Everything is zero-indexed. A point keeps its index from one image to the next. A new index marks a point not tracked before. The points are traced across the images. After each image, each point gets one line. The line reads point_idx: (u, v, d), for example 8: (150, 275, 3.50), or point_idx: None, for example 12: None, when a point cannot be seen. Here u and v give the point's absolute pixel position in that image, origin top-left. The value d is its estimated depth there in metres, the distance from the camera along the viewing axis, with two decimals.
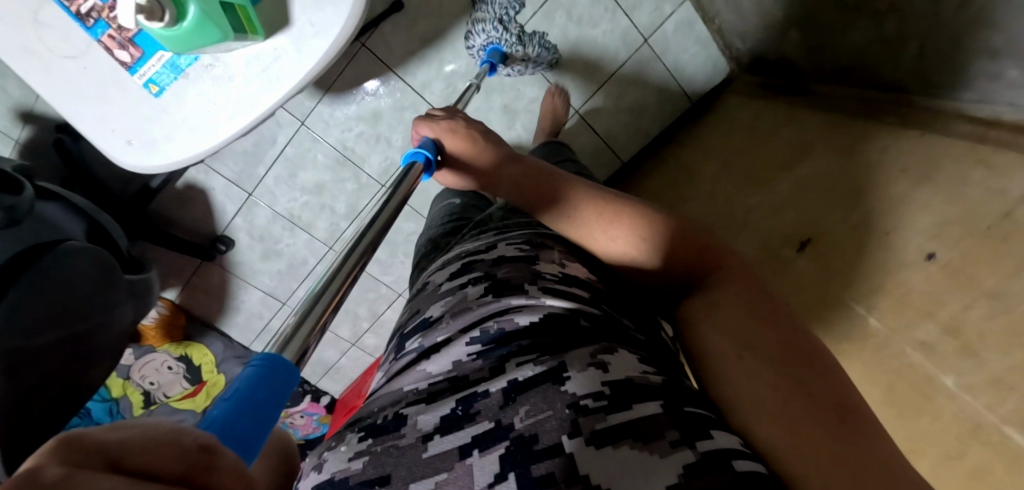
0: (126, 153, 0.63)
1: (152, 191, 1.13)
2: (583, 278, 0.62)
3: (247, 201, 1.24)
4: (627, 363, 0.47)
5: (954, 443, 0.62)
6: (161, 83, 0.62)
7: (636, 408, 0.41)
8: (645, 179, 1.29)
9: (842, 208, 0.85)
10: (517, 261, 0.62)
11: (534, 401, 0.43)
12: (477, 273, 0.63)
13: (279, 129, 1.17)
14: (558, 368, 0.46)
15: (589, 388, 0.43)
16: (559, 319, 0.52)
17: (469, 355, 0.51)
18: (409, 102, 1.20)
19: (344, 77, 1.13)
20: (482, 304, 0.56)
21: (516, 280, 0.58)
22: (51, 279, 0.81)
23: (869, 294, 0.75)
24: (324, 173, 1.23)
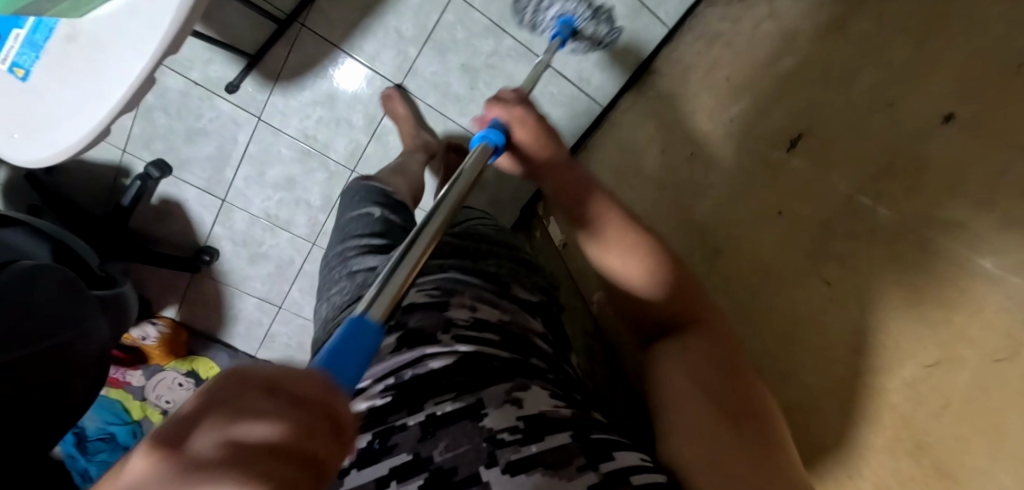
0: (17, 147, 0.63)
1: (125, 209, 1.13)
2: (493, 320, 0.55)
3: (222, 208, 1.22)
4: (543, 396, 0.45)
5: (1004, 343, 0.44)
6: (25, 66, 0.60)
7: (549, 439, 0.40)
8: (623, 113, 1.15)
9: (836, 87, 0.67)
10: (427, 307, 0.54)
11: (449, 436, 0.40)
12: (393, 326, 0.53)
13: (239, 128, 1.15)
14: (474, 404, 0.43)
15: (504, 422, 0.41)
16: (473, 360, 0.48)
17: (385, 398, 0.45)
18: (361, 76, 1.13)
19: (290, 64, 1.10)
20: (392, 354, 0.50)
21: (427, 327, 0.52)
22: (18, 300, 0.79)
23: (877, 178, 0.58)
24: (292, 166, 1.19)
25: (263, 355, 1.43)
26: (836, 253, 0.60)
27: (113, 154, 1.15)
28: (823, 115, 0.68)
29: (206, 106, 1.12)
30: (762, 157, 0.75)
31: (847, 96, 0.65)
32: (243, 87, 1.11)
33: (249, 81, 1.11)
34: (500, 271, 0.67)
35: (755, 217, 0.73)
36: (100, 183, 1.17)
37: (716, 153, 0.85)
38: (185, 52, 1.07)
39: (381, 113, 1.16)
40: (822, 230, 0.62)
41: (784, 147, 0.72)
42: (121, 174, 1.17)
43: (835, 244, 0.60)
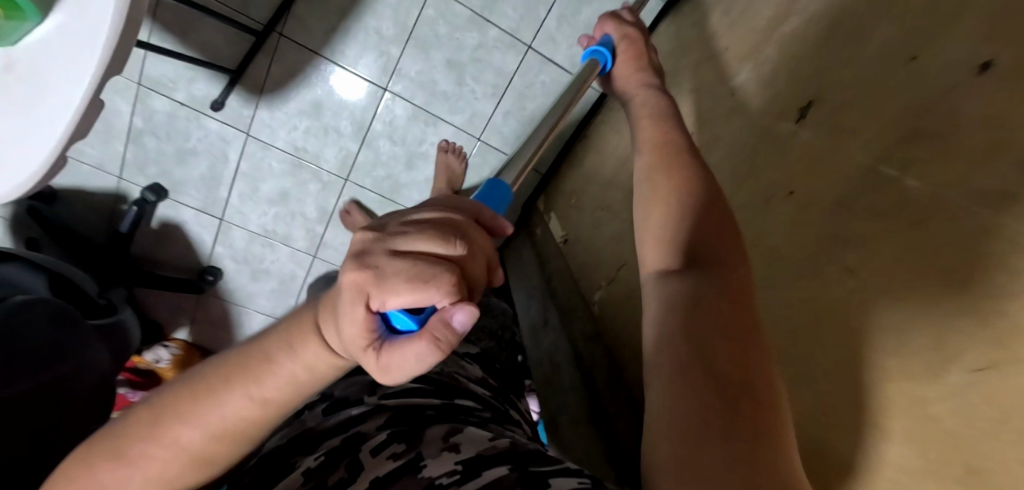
0: None
1: (124, 236, 1.13)
2: (423, 380, 0.61)
3: (220, 226, 1.20)
4: (478, 438, 0.50)
5: None
6: None
7: (487, 473, 0.43)
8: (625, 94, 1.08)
9: (851, 43, 0.57)
10: (350, 390, 0.60)
11: (391, 485, 0.43)
12: (310, 415, 0.57)
13: (228, 145, 1.13)
14: (414, 459, 0.46)
15: (442, 467, 0.44)
16: (401, 415, 0.53)
17: (316, 459, 0.47)
18: (346, 82, 1.08)
19: (273, 75, 1.07)
20: (327, 424, 0.54)
21: (357, 398, 0.58)
22: (19, 335, 0.78)
23: (904, 140, 0.47)
24: (284, 180, 1.17)
25: None
26: (859, 234, 0.49)
27: (110, 181, 1.15)
28: (837, 77, 0.58)
29: (194, 125, 1.10)
30: (769, 130, 0.66)
31: (863, 52, 0.55)
32: (229, 103, 1.09)
33: (234, 97, 1.08)
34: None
35: (763, 201, 0.63)
36: (99, 211, 1.18)
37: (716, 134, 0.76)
38: (168, 73, 1.06)
39: (370, 118, 1.12)
40: (841, 209, 0.51)
41: (793, 116, 0.62)
42: (120, 201, 1.17)
43: (852, 224, 0.50)
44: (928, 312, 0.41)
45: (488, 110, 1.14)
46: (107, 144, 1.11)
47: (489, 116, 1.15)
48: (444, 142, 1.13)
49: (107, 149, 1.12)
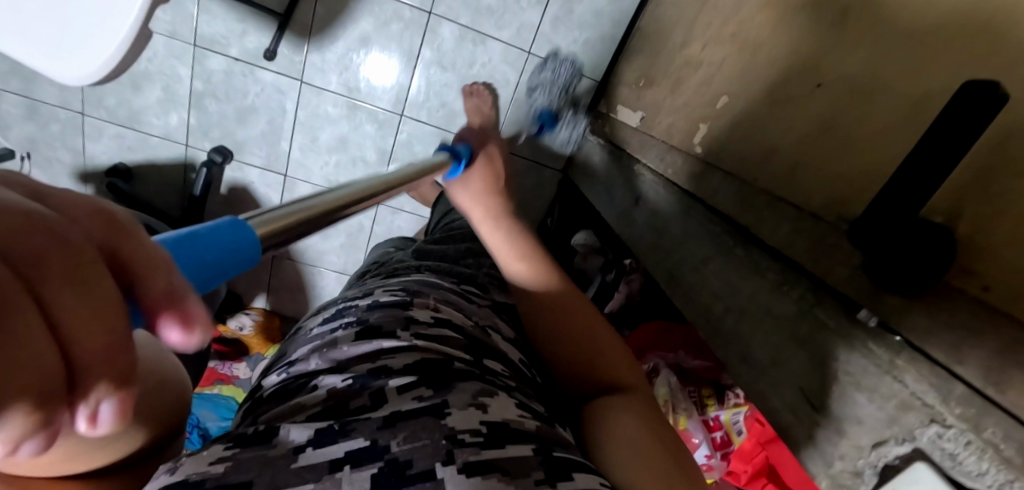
0: (63, 61, 0.56)
1: (198, 199, 1.15)
2: (457, 321, 0.55)
3: (286, 183, 1.22)
4: (510, 407, 0.43)
5: None
6: None
7: (509, 447, 0.39)
8: None
9: None
10: (391, 306, 0.54)
11: (411, 428, 0.38)
12: (349, 319, 0.53)
13: (285, 96, 1.13)
14: (439, 404, 0.40)
15: (468, 424, 0.39)
16: (430, 358, 0.46)
17: (344, 379, 0.43)
18: (390, 11, 1.07)
19: (319, 15, 1.07)
20: (354, 344, 0.48)
21: (387, 326, 0.50)
22: None
23: None
24: (341, 124, 1.17)
25: None
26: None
27: (178, 150, 1.18)
28: None
29: (249, 80, 1.11)
30: None
31: None
32: (281, 52, 1.09)
33: (284, 44, 1.09)
34: (477, 273, 0.74)
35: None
36: (172, 184, 1.21)
37: None
38: (219, 29, 1.06)
39: (418, 45, 1.10)
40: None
41: None
42: (188, 170, 1.20)
43: None
44: (1006, 142, 0.34)
45: (532, 18, 1.10)
46: (170, 113, 1.14)
47: (537, 26, 1.11)
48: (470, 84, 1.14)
49: (171, 118, 1.14)
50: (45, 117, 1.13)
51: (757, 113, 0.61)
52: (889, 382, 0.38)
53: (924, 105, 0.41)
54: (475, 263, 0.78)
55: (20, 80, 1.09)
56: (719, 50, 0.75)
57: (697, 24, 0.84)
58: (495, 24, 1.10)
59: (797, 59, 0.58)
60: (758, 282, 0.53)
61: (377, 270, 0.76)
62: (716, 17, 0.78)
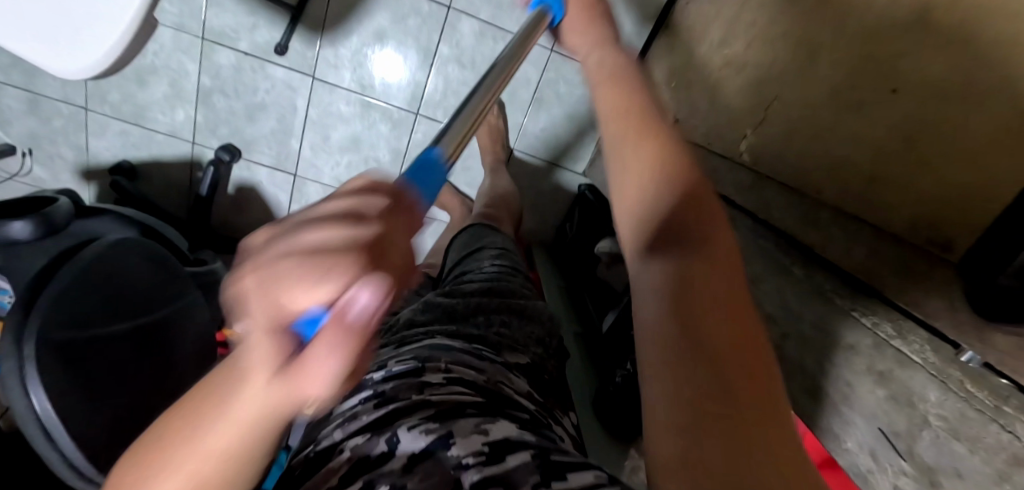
0: (59, 50, 0.50)
1: (204, 199, 1.10)
2: (471, 379, 0.48)
3: (295, 183, 1.17)
4: (509, 426, 0.41)
5: None
6: None
7: (510, 458, 0.36)
8: None
9: None
10: (401, 375, 0.48)
11: (424, 467, 0.36)
12: (364, 393, 0.48)
13: (296, 93, 1.09)
14: (444, 435, 0.38)
15: (470, 446, 0.37)
16: (443, 405, 0.43)
17: (362, 438, 0.40)
18: (407, 5, 1.02)
19: (332, 10, 1.02)
20: (371, 412, 0.44)
21: (401, 392, 0.45)
22: (110, 276, 0.73)
23: None
24: (354, 123, 1.12)
25: None
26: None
27: (184, 148, 1.13)
28: None
29: (259, 76, 1.06)
30: None
31: None
32: (292, 47, 1.05)
33: (296, 39, 1.04)
34: (486, 333, 0.60)
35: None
36: (177, 183, 1.17)
37: None
38: (228, 22, 1.01)
39: (436, 42, 1.06)
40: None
41: None
42: (195, 168, 1.15)
43: None
44: None
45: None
46: (176, 109, 1.09)
47: None
48: (480, 96, 1.09)
49: (178, 114, 1.09)
50: (47, 111, 1.09)
51: (823, 119, 0.56)
52: (996, 431, 0.34)
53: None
54: (486, 321, 0.63)
55: (21, 72, 1.05)
56: (766, 51, 0.70)
57: (740, 21, 0.78)
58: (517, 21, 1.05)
59: (865, 64, 0.53)
60: (823, 307, 0.49)
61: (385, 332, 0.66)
62: (764, 14, 0.73)
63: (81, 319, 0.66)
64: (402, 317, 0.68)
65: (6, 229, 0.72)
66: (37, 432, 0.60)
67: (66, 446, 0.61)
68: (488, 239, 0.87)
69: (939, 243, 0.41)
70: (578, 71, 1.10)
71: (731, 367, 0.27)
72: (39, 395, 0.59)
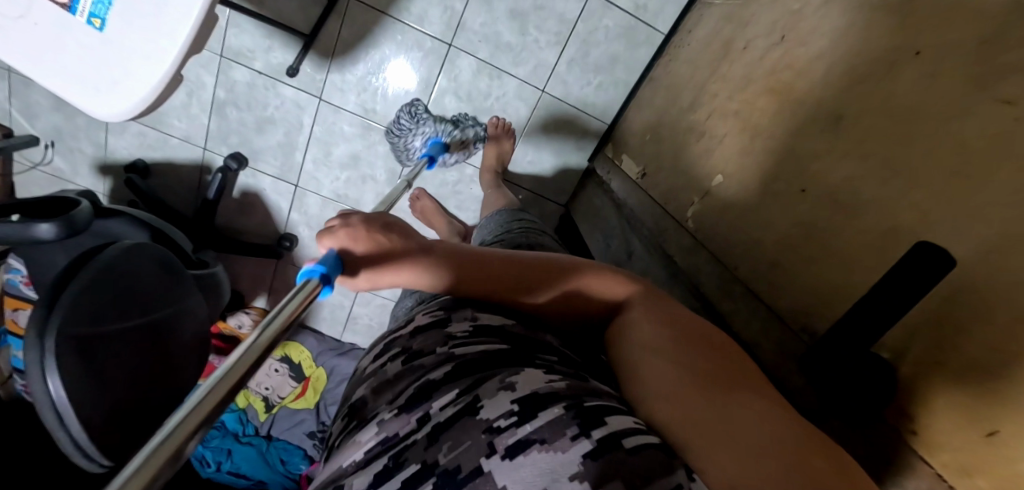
0: (95, 102, 0.61)
1: (211, 203, 1.18)
2: (497, 325, 0.52)
3: (296, 193, 1.25)
4: (537, 374, 0.42)
5: None
6: (101, 16, 0.58)
7: (544, 414, 0.37)
8: (694, 27, 1.02)
9: None
10: (427, 329, 0.53)
11: (453, 437, 0.38)
12: (395, 351, 0.53)
13: (303, 111, 1.17)
14: (471, 400, 0.40)
15: (500, 409, 0.38)
16: (468, 365, 0.45)
17: (391, 412, 0.44)
18: (412, 41, 1.11)
19: (342, 40, 1.10)
20: (400, 370, 0.49)
21: (428, 348, 0.50)
22: (118, 274, 0.82)
23: None
24: (355, 143, 1.20)
25: (348, 337, 1.44)
26: (1011, 63, 0.42)
27: (196, 153, 1.21)
28: None
29: (270, 94, 1.15)
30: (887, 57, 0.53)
31: None
32: (302, 70, 1.13)
33: (307, 63, 1.12)
34: None
35: (884, 69, 0.54)
36: (187, 184, 1.25)
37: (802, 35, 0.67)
38: (246, 43, 1.10)
39: (435, 75, 1.14)
40: (984, 49, 0.45)
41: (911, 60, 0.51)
42: (204, 172, 1.24)
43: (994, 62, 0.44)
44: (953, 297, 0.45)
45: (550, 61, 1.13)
46: (191, 116, 1.17)
47: (553, 66, 1.13)
48: (495, 118, 1.17)
49: (192, 121, 1.18)
50: (72, 109, 1.17)
51: (753, 201, 0.69)
52: None
53: (896, 237, 0.50)
54: None
55: None
56: (722, 126, 0.79)
57: (706, 92, 0.87)
58: (513, 62, 1.13)
59: (792, 162, 0.64)
60: None
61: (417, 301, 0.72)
62: (726, 89, 0.82)
63: (95, 318, 0.76)
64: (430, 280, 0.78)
65: (33, 230, 0.81)
66: (53, 416, 0.70)
67: (74, 428, 0.70)
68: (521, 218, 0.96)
69: (807, 331, 0.57)
70: (567, 110, 1.18)
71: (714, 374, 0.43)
72: (56, 380, 0.69)
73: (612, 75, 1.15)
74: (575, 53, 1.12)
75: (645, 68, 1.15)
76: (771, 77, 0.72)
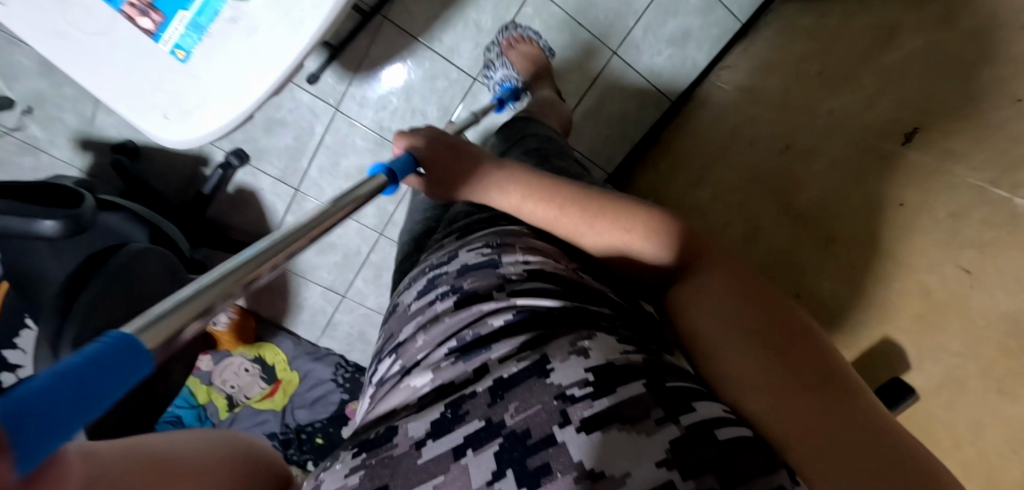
0: (166, 128, 0.63)
1: (206, 197, 1.15)
2: (551, 269, 0.53)
3: (295, 197, 1.24)
4: (608, 345, 0.42)
5: None
6: (186, 48, 0.59)
7: (620, 391, 0.38)
8: (698, 109, 1.17)
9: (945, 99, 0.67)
10: (481, 267, 0.54)
11: (520, 398, 0.39)
12: (442, 288, 0.55)
13: (316, 118, 1.15)
14: (540, 361, 0.41)
15: (574, 376, 0.38)
16: (530, 315, 0.46)
17: (447, 360, 0.45)
18: (439, 69, 1.14)
19: (370, 55, 1.09)
20: (453, 313, 0.50)
21: (482, 290, 0.51)
22: (123, 278, 0.79)
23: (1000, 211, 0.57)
24: (365, 156, 1.21)
25: (324, 342, 1.44)
26: (968, 241, 0.59)
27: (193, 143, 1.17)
28: (939, 108, 0.67)
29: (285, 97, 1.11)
30: (873, 204, 0.70)
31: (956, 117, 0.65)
32: (324, 78, 1.10)
33: (329, 72, 1.10)
34: None
35: (870, 206, 0.70)
36: (179, 170, 1.21)
37: (800, 163, 0.83)
38: None
39: (455, 104, 1.19)
40: (953, 219, 0.61)
41: (892, 207, 0.67)
42: (200, 163, 1.20)
43: (968, 231, 0.59)
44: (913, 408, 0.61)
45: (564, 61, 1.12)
46: None
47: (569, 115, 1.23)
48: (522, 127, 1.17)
49: None
50: (60, 77, 1.09)
51: None
52: None
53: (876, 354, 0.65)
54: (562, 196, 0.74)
55: None
56: (725, 210, 0.93)
57: (709, 172, 1.01)
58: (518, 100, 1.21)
59: (789, 263, 0.78)
60: None
61: (447, 230, 0.74)
62: (729, 176, 0.96)
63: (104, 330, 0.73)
64: (455, 213, 0.77)
65: (36, 226, 0.77)
66: None
67: None
68: (527, 129, 0.92)
69: None
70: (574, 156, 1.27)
71: (776, 340, 0.43)
72: None
73: (619, 133, 1.27)
74: (589, 106, 1.23)
75: (649, 130, 1.28)
76: (775, 179, 0.86)
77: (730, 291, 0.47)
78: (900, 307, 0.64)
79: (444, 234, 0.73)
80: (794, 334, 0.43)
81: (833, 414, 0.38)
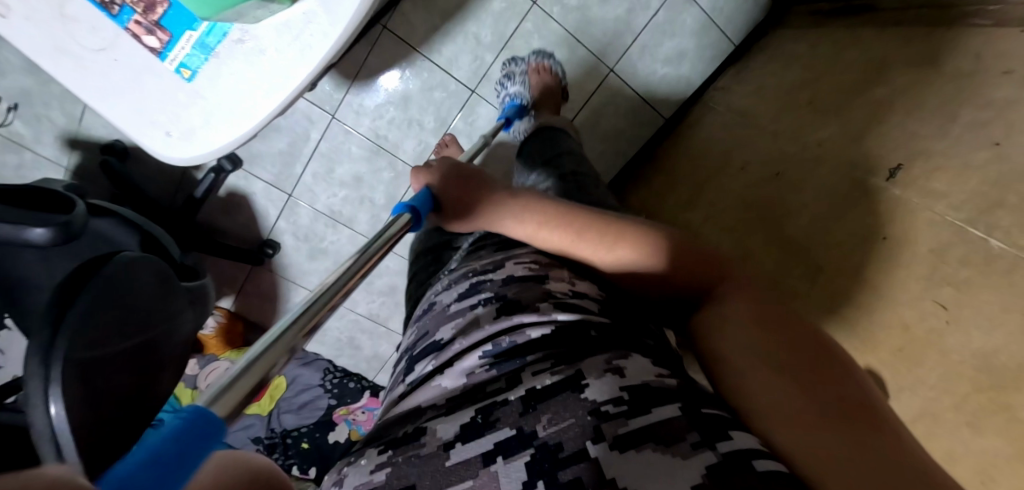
0: (168, 145, 0.62)
1: (197, 201, 1.13)
2: (592, 294, 0.57)
3: (288, 202, 1.23)
4: (643, 367, 0.44)
5: None
6: (192, 67, 0.59)
7: (656, 412, 0.39)
8: (693, 129, 1.20)
9: (930, 136, 0.70)
10: (526, 280, 0.56)
11: (554, 411, 0.40)
12: (484, 295, 0.56)
13: (312, 124, 1.14)
14: (575, 376, 0.42)
15: (608, 393, 0.40)
16: (568, 330, 0.48)
17: (482, 366, 0.47)
18: (437, 81, 1.14)
19: (369, 64, 1.08)
20: (493, 321, 0.51)
21: (524, 300, 0.52)
22: (112, 287, 0.78)
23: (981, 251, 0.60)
24: (361, 164, 1.21)
25: (312, 348, 1.42)
26: (952, 278, 0.62)
27: None
28: (924, 145, 0.70)
29: None
30: (858, 236, 0.73)
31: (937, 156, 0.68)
32: (321, 85, 1.09)
33: (327, 79, 1.09)
34: None
35: (858, 238, 0.73)
36: (169, 172, 1.19)
37: (790, 190, 0.86)
38: None
39: (452, 116, 1.20)
40: (935, 255, 0.64)
41: (878, 239, 0.70)
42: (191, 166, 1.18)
43: (947, 269, 0.62)
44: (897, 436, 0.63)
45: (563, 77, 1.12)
46: None
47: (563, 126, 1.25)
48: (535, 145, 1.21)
49: None
50: (47, 75, 1.06)
51: None
52: None
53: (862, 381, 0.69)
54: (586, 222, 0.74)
55: None
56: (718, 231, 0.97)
57: (703, 192, 1.04)
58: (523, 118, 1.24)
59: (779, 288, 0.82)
60: None
61: (480, 237, 0.75)
62: (723, 199, 0.99)
63: (94, 343, 0.72)
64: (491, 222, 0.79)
65: (26, 234, 0.76)
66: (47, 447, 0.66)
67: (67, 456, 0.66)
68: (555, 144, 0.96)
69: None
70: None
71: (805, 371, 0.41)
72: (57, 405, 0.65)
73: (613, 148, 1.30)
74: (585, 120, 1.24)
75: (643, 145, 1.32)
76: (767, 204, 0.89)
77: (757, 321, 0.47)
78: (883, 339, 0.67)
79: (475, 244, 0.75)
80: (822, 365, 0.42)
81: (867, 446, 0.35)
